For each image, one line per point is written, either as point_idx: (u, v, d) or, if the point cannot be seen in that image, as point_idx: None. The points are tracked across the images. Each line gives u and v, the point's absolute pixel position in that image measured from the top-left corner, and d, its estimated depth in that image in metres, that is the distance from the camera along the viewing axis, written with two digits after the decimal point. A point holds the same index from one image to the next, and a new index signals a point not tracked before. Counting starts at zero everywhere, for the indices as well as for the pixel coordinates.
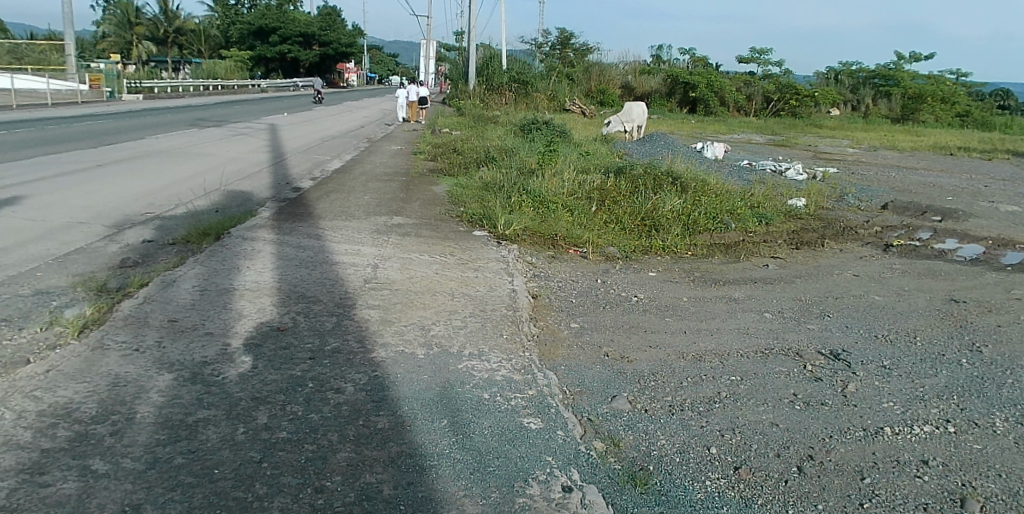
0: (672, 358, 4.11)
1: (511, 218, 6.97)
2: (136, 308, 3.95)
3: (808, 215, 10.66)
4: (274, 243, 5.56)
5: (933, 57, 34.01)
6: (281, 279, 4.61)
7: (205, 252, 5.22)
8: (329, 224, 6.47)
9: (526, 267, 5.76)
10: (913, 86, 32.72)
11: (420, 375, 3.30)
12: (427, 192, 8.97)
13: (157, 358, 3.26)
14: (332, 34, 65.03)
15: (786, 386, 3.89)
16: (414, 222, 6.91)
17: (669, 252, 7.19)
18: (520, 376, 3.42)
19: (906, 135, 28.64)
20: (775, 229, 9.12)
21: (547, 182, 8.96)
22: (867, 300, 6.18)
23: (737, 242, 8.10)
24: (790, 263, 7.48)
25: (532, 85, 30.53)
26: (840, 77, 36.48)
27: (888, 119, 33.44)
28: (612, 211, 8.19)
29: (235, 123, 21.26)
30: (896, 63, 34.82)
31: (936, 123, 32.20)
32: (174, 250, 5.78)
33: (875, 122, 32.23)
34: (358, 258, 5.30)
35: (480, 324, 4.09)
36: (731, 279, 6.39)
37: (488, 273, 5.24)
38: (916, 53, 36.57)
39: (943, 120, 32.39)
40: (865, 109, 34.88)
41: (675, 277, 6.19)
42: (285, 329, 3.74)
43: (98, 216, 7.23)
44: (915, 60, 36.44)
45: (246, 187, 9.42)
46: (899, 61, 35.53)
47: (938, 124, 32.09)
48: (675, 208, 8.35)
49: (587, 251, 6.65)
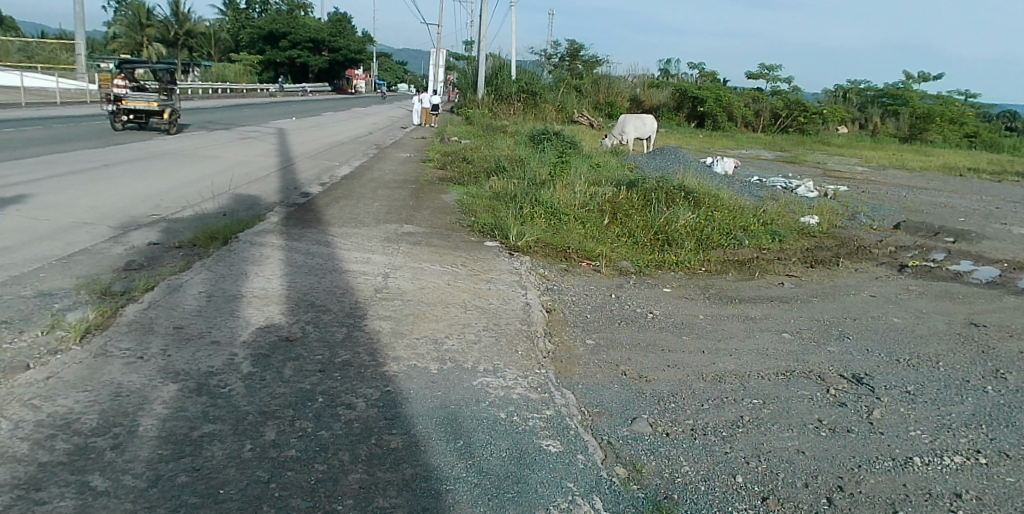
0: (692, 379, 3.97)
1: (524, 229, 6.83)
2: (140, 313, 3.85)
3: (821, 233, 10.56)
4: (283, 249, 5.44)
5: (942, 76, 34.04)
6: (290, 287, 4.49)
7: (212, 257, 5.10)
8: (338, 231, 6.34)
9: (540, 280, 5.65)
10: (921, 105, 32.70)
11: (434, 391, 3.17)
12: (437, 201, 8.88)
13: (162, 368, 3.14)
14: (342, 40, 65.40)
15: (809, 412, 3.76)
16: (425, 230, 6.78)
17: (683, 268, 7.09)
18: (537, 395, 3.29)
19: (914, 155, 28.47)
20: (789, 246, 9.03)
21: (559, 194, 8.84)
22: (887, 322, 6.05)
23: (751, 259, 8.01)
24: (806, 282, 7.37)
25: (541, 95, 30.67)
26: (849, 96, 36.33)
27: (895, 138, 33.36)
28: (625, 225, 8.07)
29: (243, 127, 21.26)
30: (904, 83, 34.79)
31: (945, 144, 32.13)
32: (181, 253, 5.69)
33: (883, 140, 32.19)
34: (368, 267, 5.19)
35: (494, 338, 3.96)
36: (746, 297, 6.26)
37: (501, 285, 5.12)
38: (925, 73, 36.53)
39: (951, 141, 32.25)
40: (873, 127, 34.83)
41: (690, 294, 6.07)
42: (294, 340, 3.61)
43: (103, 216, 7.15)
44: (924, 79, 36.44)
45: (253, 191, 9.32)
46: (908, 81, 35.55)
47: (946, 145, 32.02)
48: (688, 223, 8.25)
49: (600, 265, 6.52)
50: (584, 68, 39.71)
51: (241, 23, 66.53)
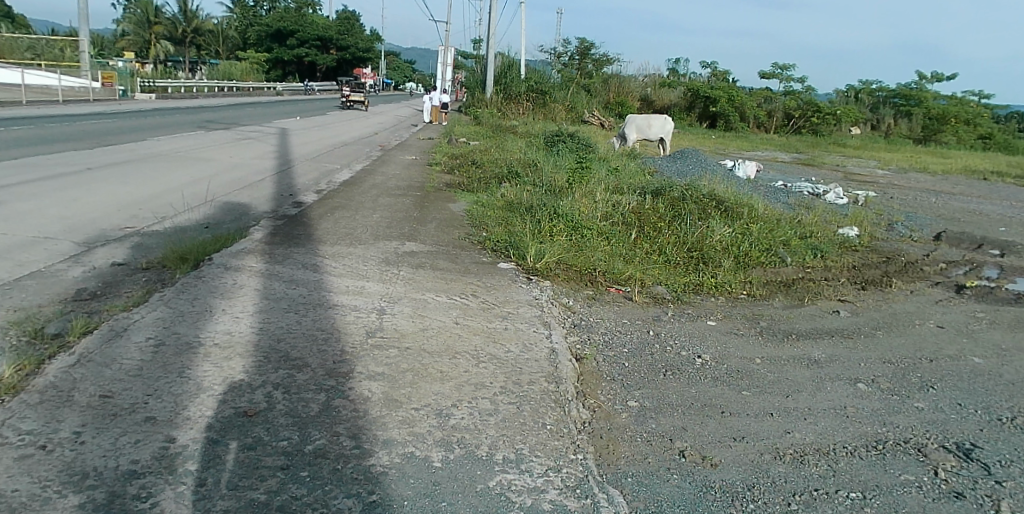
0: (766, 461, 3.11)
1: (543, 248, 5.91)
2: (65, 371, 2.99)
3: (863, 246, 9.66)
4: (262, 275, 4.60)
5: (955, 77, 33.17)
6: (262, 330, 3.64)
7: (175, 286, 4.26)
8: (330, 250, 5.48)
9: (564, 313, 4.76)
10: (935, 106, 31.78)
11: (437, 502, 2.32)
12: (444, 211, 8.01)
13: (68, 467, 2.29)
14: (349, 39, 64.80)
15: (923, 511, 2.88)
16: (430, 249, 5.92)
17: (725, 293, 6.20)
18: (576, 503, 2.43)
19: (932, 157, 27.50)
20: (832, 263, 8.15)
21: (579, 204, 7.97)
22: (969, 364, 5.15)
23: (796, 280, 7.14)
24: (862, 308, 6.47)
25: (550, 95, 29.79)
26: (860, 96, 35.37)
27: (909, 139, 32.39)
28: (654, 241, 7.19)
29: (245, 126, 20.55)
30: (917, 82, 33.83)
31: (959, 146, 31.19)
32: (145, 277, 4.86)
33: (898, 142, 31.25)
34: (361, 300, 4.32)
35: (516, 408, 3.08)
36: (802, 333, 5.38)
37: (518, 322, 4.25)
38: (938, 73, 35.55)
39: (965, 142, 31.24)
40: (885, 128, 33.49)
41: (739, 329, 5.19)
42: (255, 414, 2.75)
43: (69, 229, 6.33)
44: (938, 80, 35.51)
45: (243, 199, 8.50)
46: (921, 81, 34.61)
47: (961, 146, 31.09)
48: (724, 238, 7.38)
49: (632, 291, 5.61)
50: (593, 67, 38.92)
51: (249, 21, 65.81)
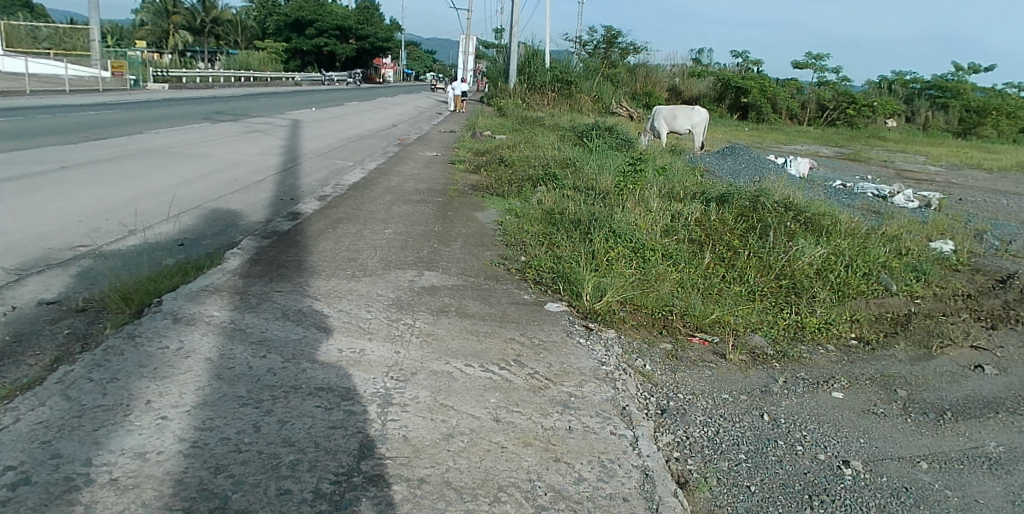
0: None
1: (604, 282, 4.55)
2: None
3: (963, 265, 8.10)
4: (225, 331, 3.32)
5: (995, 68, 31.15)
6: (196, 444, 2.35)
7: (93, 353, 3.00)
8: (325, 288, 4.18)
9: (645, 389, 3.40)
10: (976, 98, 29.72)
11: None
12: (472, 224, 6.68)
13: None
14: (369, 29, 63.57)
15: None
16: (454, 281, 4.59)
17: (832, 340, 4.79)
18: None
19: (981, 153, 25.48)
20: (942, 291, 6.63)
21: (633, 216, 6.60)
22: None
23: (910, 316, 5.68)
24: (1007, 360, 4.99)
25: (576, 85, 28.22)
26: (894, 87, 33.25)
27: (948, 133, 30.33)
28: (731, 265, 5.79)
29: (254, 118, 19.30)
30: (955, 74, 31.72)
31: (1003, 140, 29.11)
32: (74, 326, 3.61)
33: (938, 135, 29.27)
34: (358, 379, 2.98)
35: None
36: (958, 408, 3.94)
37: (585, 415, 2.89)
38: (975, 64, 33.60)
39: (1008, 137, 29.19)
40: (922, 121, 31.39)
41: (879, 406, 3.77)
42: None
43: (8, 249, 5.13)
44: (976, 70, 33.43)
45: (232, 205, 7.23)
46: (961, 72, 32.54)
47: (1006, 141, 29.01)
48: (816, 261, 5.95)
49: (724, 345, 4.22)
50: (619, 57, 37.20)
51: (267, 10, 64.65)
